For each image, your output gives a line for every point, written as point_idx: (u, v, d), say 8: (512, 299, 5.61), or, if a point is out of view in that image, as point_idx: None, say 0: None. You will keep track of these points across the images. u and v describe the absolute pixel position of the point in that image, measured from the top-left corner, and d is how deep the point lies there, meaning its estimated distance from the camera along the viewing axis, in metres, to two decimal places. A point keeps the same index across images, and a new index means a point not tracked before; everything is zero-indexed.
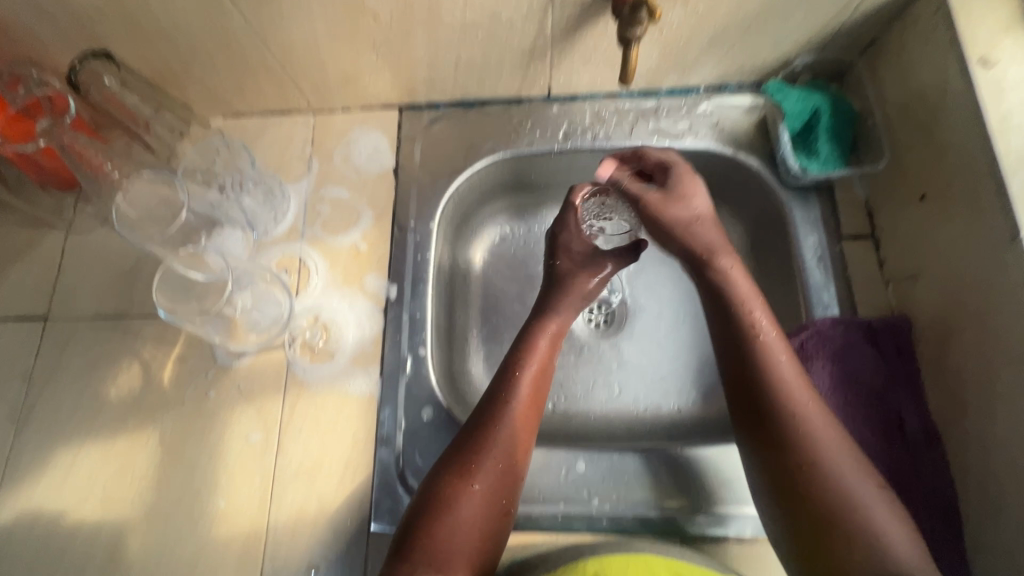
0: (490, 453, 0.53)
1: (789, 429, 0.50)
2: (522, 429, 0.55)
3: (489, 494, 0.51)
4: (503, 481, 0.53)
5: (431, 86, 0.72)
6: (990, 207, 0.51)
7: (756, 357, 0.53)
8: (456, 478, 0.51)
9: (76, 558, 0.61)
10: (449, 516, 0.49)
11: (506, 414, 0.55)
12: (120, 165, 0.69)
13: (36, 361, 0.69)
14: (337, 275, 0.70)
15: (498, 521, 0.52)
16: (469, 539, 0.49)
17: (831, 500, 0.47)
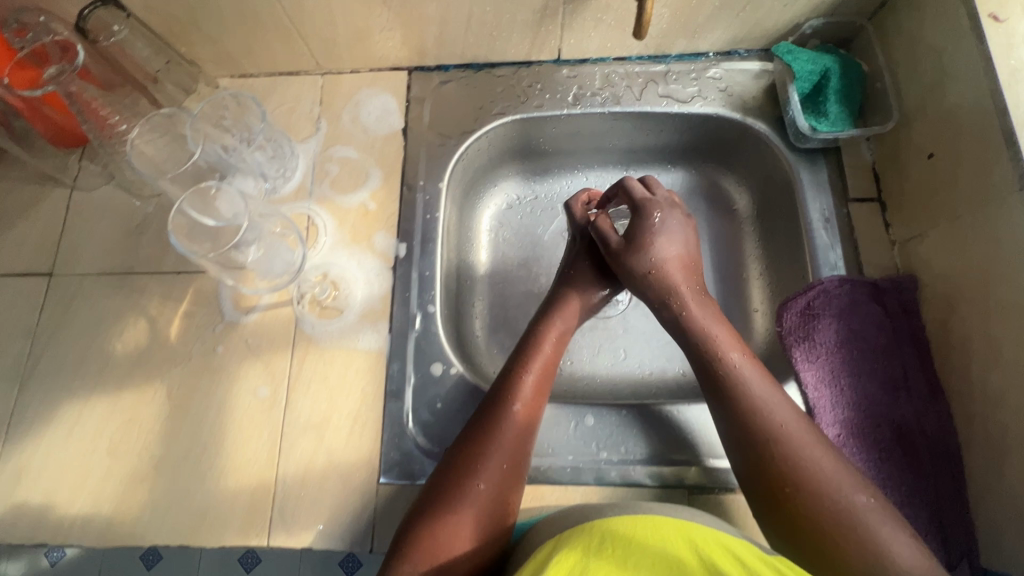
0: (488, 456, 0.52)
1: (769, 446, 0.48)
2: (521, 431, 0.55)
3: (492, 491, 0.51)
4: (502, 484, 0.52)
5: (441, 46, 0.72)
6: (999, 159, 0.52)
7: (728, 379, 0.53)
8: (460, 473, 0.52)
9: (82, 510, 0.61)
10: (449, 510, 0.49)
11: (504, 415, 0.55)
12: (127, 118, 0.68)
13: (41, 316, 0.68)
14: (345, 233, 0.69)
15: (500, 521, 0.51)
16: (466, 537, 0.49)
17: (819, 511, 0.45)
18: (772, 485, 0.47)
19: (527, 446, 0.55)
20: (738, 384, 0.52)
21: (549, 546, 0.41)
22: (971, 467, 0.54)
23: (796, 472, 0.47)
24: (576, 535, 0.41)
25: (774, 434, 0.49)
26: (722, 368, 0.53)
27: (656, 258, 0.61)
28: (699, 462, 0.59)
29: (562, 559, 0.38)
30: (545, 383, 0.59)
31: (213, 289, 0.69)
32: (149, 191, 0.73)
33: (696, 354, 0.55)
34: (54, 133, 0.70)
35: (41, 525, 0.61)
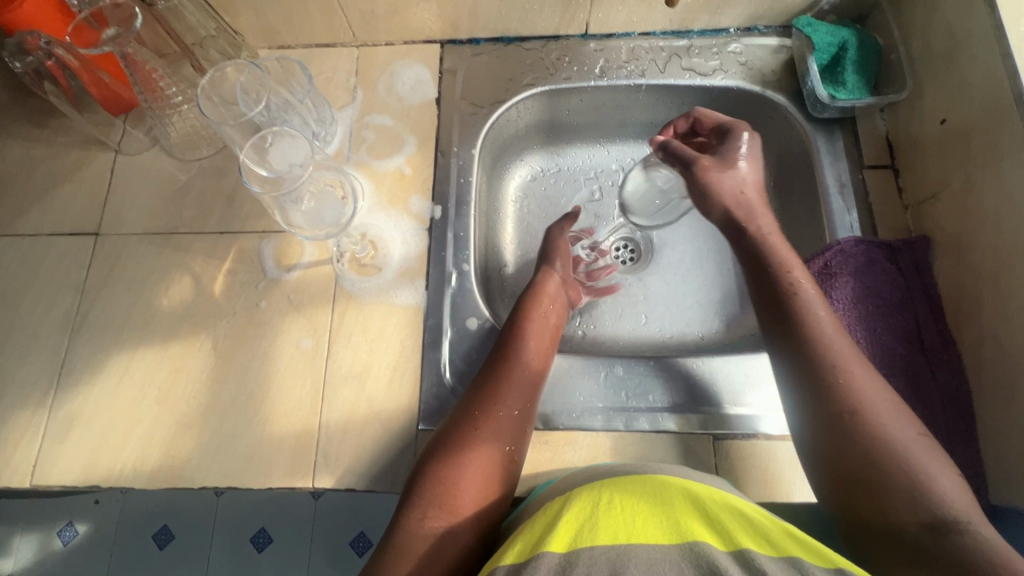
0: (492, 405, 0.57)
1: (828, 374, 0.51)
2: (523, 383, 0.59)
3: (494, 441, 0.55)
4: (507, 431, 0.56)
5: (475, 19, 0.75)
6: (1009, 120, 0.56)
7: (794, 304, 0.56)
8: (462, 428, 0.55)
9: (134, 454, 0.64)
10: (455, 463, 0.53)
11: (508, 368, 0.59)
12: (174, 83, 0.73)
13: (89, 272, 0.71)
14: (382, 196, 0.72)
15: (505, 468, 0.55)
16: (475, 481, 0.53)
17: (872, 437, 0.48)
18: (830, 412, 0.50)
19: (528, 396, 0.59)
20: (806, 315, 0.55)
21: (560, 501, 0.48)
22: (980, 410, 0.57)
23: (854, 399, 0.50)
24: (585, 490, 0.48)
25: (838, 364, 0.52)
26: (793, 301, 0.56)
27: (740, 179, 0.63)
28: (722, 410, 0.63)
29: (570, 513, 0.45)
30: (542, 342, 0.64)
31: (255, 248, 0.71)
32: (191, 155, 0.76)
33: (769, 282, 0.58)
34: (106, 97, 0.72)
35: (93, 468, 0.64)
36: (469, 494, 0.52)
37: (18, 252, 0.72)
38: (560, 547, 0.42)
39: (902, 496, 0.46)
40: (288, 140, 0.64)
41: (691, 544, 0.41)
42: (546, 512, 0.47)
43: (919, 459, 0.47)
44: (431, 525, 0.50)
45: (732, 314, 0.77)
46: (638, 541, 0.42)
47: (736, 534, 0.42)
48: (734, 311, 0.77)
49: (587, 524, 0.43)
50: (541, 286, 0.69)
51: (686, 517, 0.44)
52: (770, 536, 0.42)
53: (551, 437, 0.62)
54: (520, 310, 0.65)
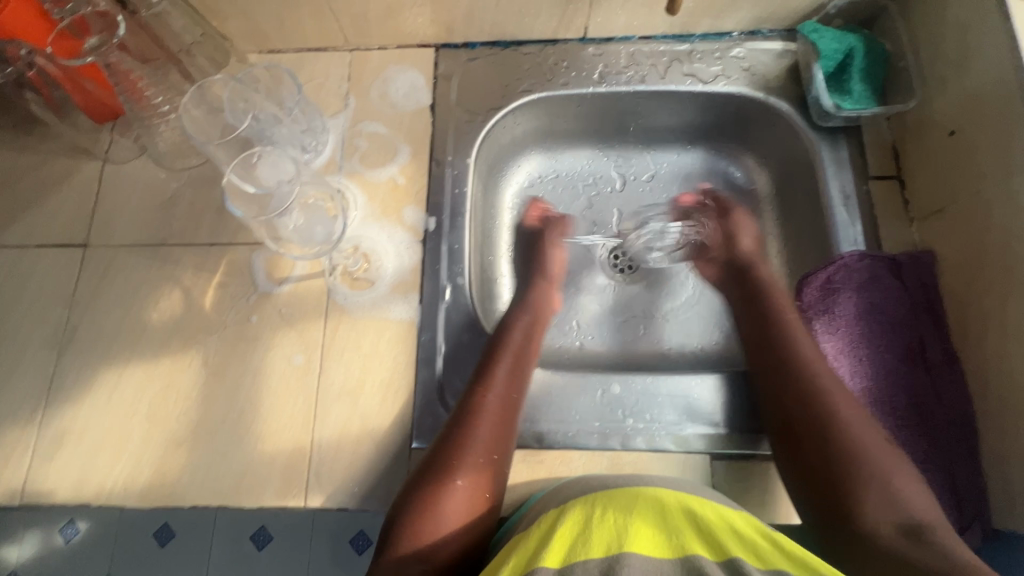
0: (470, 450, 0.53)
1: (805, 380, 0.56)
2: (500, 424, 0.56)
3: (476, 460, 0.53)
4: (486, 478, 0.53)
5: (469, 23, 0.73)
6: (1021, 134, 0.54)
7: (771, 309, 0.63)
8: (443, 448, 0.54)
9: (125, 471, 0.63)
10: (435, 485, 0.51)
11: (483, 409, 0.56)
12: (163, 92, 0.72)
13: (77, 285, 0.70)
14: (375, 207, 0.71)
15: (487, 488, 0.53)
16: (453, 534, 0.50)
17: (849, 440, 0.52)
18: (810, 414, 0.54)
19: (508, 412, 0.57)
20: (789, 333, 0.60)
21: (556, 513, 0.48)
22: (984, 432, 0.56)
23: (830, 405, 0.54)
24: (580, 502, 0.48)
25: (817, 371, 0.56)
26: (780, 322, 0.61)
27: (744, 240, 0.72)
28: (721, 429, 0.62)
29: (565, 525, 0.46)
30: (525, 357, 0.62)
31: (246, 260, 0.70)
32: (180, 164, 0.74)
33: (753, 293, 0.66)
34: (91, 106, 0.70)
35: (84, 485, 0.63)
36: (450, 519, 0.50)
37: (5, 264, 0.71)
38: (556, 559, 0.42)
39: (877, 498, 0.49)
40: (271, 158, 0.62)
41: (685, 558, 0.41)
42: (541, 524, 0.47)
43: (891, 465, 0.50)
44: (409, 550, 0.49)
45: (733, 325, 0.76)
46: (632, 547, 0.42)
47: (729, 546, 0.42)
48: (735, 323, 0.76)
49: (582, 536, 0.44)
50: (532, 301, 0.69)
51: (681, 529, 0.44)
52: (761, 550, 0.43)
53: (546, 456, 0.61)
54: (497, 344, 0.61)
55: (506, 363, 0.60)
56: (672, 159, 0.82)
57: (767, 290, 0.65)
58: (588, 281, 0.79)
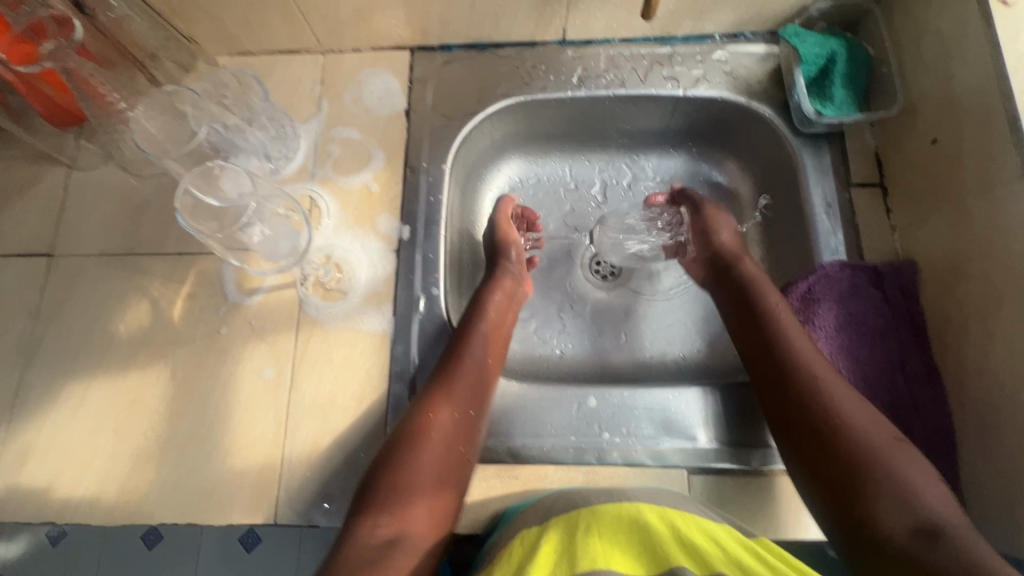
0: (443, 411, 0.55)
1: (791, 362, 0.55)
2: (473, 391, 0.58)
3: (447, 442, 0.54)
4: (458, 440, 0.54)
5: (444, 25, 0.71)
6: (1002, 144, 0.52)
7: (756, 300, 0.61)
8: (416, 431, 0.53)
9: (91, 488, 0.62)
10: (411, 448, 0.52)
11: (460, 372, 0.58)
12: (126, 97, 0.66)
13: (42, 296, 0.68)
14: (348, 215, 0.69)
15: (457, 475, 0.53)
16: (427, 492, 0.50)
17: (856, 442, 0.48)
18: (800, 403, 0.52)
19: (477, 403, 0.58)
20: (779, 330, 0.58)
21: (535, 531, 0.46)
22: (964, 447, 0.55)
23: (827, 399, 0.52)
24: (561, 520, 0.46)
25: (811, 365, 0.54)
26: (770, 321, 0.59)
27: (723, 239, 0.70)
28: (699, 443, 0.61)
29: (545, 544, 0.44)
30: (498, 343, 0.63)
31: (216, 271, 0.68)
32: (148, 172, 0.72)
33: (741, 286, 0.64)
34: (53, 113, 0.68)
35: (48, 502, 0.62)
36: (423, 502, 0.50)
37: None
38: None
39: (889, 502, 0.44)
40: (232, 174, 0.59)
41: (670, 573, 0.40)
42: (520, 542, 0.46)
43: (901, 464, 0.46)
44: (383, 532, 0.47)
45: (715, 334, 0.74)
46: (614, 567, 0.41)
47: (713, 559, 0.41)
48: (718, 331, 0.74)
49: (563, 555, 0.42)
50: (498, 280, 0.67)
51: (663, 544, 0.43)
52: (744, 562, 0.42)
53: (521, 472, 0.60)
54: (475, 310, 0.64)
55: (479, 348, 0.60)
56: (655, 163, 0.81)
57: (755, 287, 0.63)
58: (570, 288, 0.77)
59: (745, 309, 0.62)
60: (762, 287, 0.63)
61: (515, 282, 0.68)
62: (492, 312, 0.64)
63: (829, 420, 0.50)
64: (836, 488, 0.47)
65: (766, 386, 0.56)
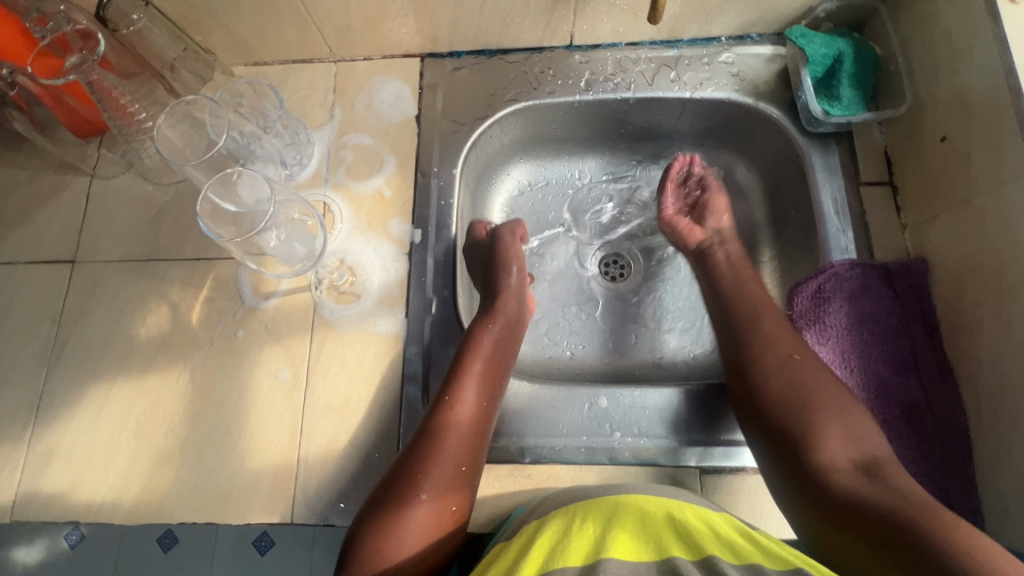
0: (434, 463, 0.52)
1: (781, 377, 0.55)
2: (467, 436, 0.55)
3: (437, 499, 0.51)
4: (449, 489, 0.52)
5: (454, 32, 0.72)
6: (1011, 141, 0.52)
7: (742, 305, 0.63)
8: (403, 487, 0.51)
9: (113, 489, 0.63)
10: (399, 500, 0.50)
11: (451, 418, 0.55)
12: (146, 107, 0.69)
13: (66, 302, 0.70)
14: (361, 219, 0.71)
15: (447, 525, 0.52)
16: (415, 545, 0.49)
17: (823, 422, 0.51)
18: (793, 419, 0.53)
19: (472, 448, 0.55)
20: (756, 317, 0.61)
21: (535, 524, 0.47)
22: (977, 445, 0.55)
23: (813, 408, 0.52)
24: (560, 511, 0.47)
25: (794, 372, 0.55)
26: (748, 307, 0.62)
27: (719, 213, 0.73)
28: (710, 442, 0.61)
29: (545, 534, 0.44)
30: (493, 386, 0.59)
31: (233, 275, 0.70)
32: (167, 179, 0.74)
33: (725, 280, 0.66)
34: (75, 122, 0.71)
35: (73, 502, 0.63)
36: (409, 555, 0.49)
37: None
38: (533, 569, 0.41)
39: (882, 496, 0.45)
40: (249, 179, 0.61)
41: (662, 560, 0.41)
42: (520, 535, 0.46)
43: (863, 433, 0.51)
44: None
45: None
46: (611, 554, 0.41)
47: (704, 543, 0.42)
48: None
49: (561, 544, 0.43)
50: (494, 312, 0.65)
51: (656, 530, 0.44)
52: (736, 547, 0.42)
53: (533, 471, 0.60)
54: (465, 350, 0.60)
55: (473, 391, 0.57)
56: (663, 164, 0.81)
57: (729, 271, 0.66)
58: (580, 291, 0.78)
59: (721, 296, 0.64)
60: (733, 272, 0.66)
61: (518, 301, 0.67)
62: (483, 348, 0.61)
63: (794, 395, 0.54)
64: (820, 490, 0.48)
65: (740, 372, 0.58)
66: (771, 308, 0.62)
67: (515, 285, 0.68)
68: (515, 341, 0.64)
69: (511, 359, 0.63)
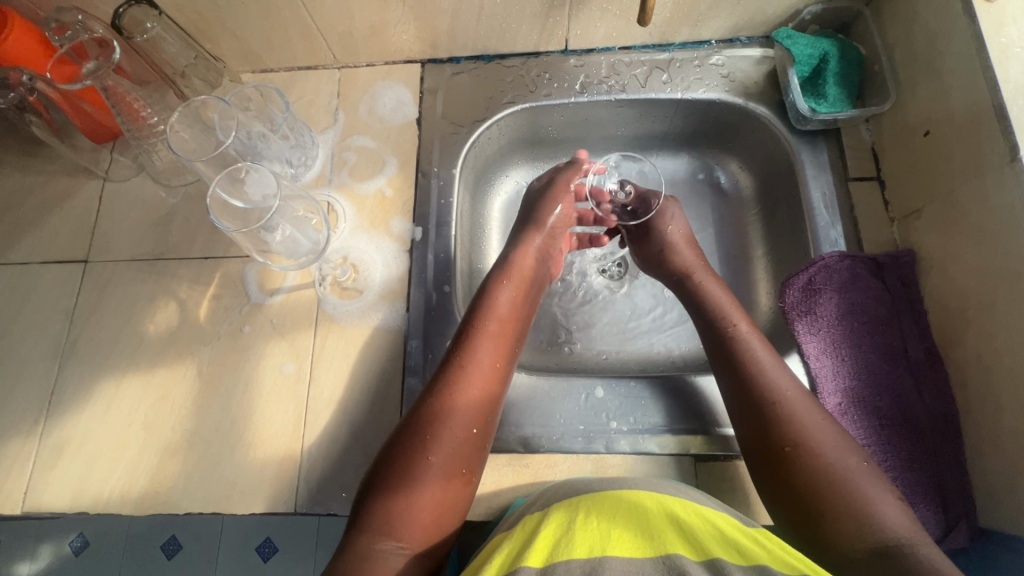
0: (448, 422, 0.54)
1: (763, 404, 0.52)
2: (480, 398, 0.56)
3: (450, 457, 0.53)
4: (461, 451, 0.53)
5: (453, 39, 0.75)
6: (990, 133, 0.54)
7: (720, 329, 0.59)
8: (417, 443, 0.52)
9: (120, 481, 0.65)
10: (412, 457, 0.52)
11: (464, 379, 0.56)
12: (158, 112, 0.72)
13: (78, 300, 0.72)
14: (364, 218, 0.73)
15: (459, 487, 0.53)
16: (427, 505, 0.50)
17: (820, 477, 0.47)
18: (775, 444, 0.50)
19: (484, 413, 0.56)
20: (746, 356, 0.56)
21: (538, 515, 0.46)
22: (967, 431, 0.56)
23: (798, 434, 0.50)
24: (561, 505, 0.46)
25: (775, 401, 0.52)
26: (735, 345, 0.57)
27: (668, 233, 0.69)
28: (706, 431, 0.62)
29: (547, 528, 0.43)
30: (507, 348, 0.61)
31: (239, 272, 0.72)
32: (176, 181, 0.76)
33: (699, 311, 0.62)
34: (90, 127, 0.74)
35: (81, 495, 0.65)
36: (423, 511, 0.50)
37: (11, 280, 0.74)
38: (538, 561, 0.40)
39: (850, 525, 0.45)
40: (255, 176, 0.63)
41: (666, 557, 0.39)
42: (522, 528, 0.45)
43: (861, 481, 0.47)
44: (381, 546, 0.47)
45: None
46: (614, 553, 0.40)
47: (710, 544, 0.41)
48: None
49: (564, 538, 0.42)
50: (513, 271, 0.66)
51: (660, 528, 0.42)
52: (741, 546, 0.41)
53: (532, 460, 0.62)
54: (479, 311, 0.62)
55: (486, 353, 0.59)
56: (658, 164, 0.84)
57: (716, 301, 0.63)
58: (577, 289, 0.80)
59: (706, 327, 0.61)
60: (720, 302, 0.62)
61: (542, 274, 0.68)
62: (499, 307, 0.62)
63: (787, 445, 0.50)
64: (795, 507, 0.48)
65: (736, 417, 0.55)
66: (750, 331, 0.58)
67: (539, 245, 0.69)
68: (532, 304, 0.66)
69: (524, 325, 0.65)
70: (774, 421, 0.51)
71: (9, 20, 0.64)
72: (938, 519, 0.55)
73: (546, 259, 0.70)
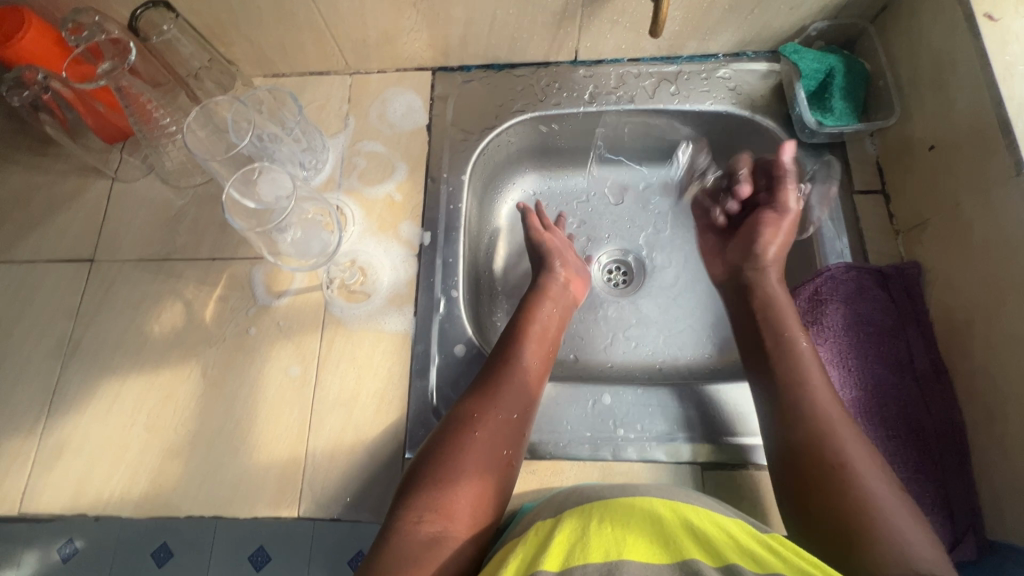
0: (492, 405, 0.56)
1: (807, 404, 0.54)
2: (523, 387, 0.59)
3: (491, 442, 0.54)
4: (503, 436, 0.55)
5: (465, 47, 0.76)
6: (996, 148, 0.55)
7: (773, 323, 0.61)
8: (459, 429, 0.54)
9: (120, 482, 0.64)
10: (457, 440, 0.53)
11: (508, 368, 0.59)
12: (170, 114, 0.74)
13: (82, 299, 0.72)
14: (373, 222, 0.73)
15: (500, 473, 0.53)
16: (473, 487, 0.51)
17: (856, 502, 0.47)
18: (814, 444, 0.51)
19: (525, 402, 0.58)
20: (793, 361, 0.57)
21: (551, 521, 0.46)
22: (975, 444, 0.56)
23: (839, 444, 0.51)
24: (575, 511, 0.45)
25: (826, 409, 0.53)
26: (787, 353, 0.58)
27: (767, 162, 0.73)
28: (713, 440, 0.62)
29: (561, 533, 0.43)
30: (541, 345, 0.64)
31: (246, 274, 0.72)
32: (185, 183, 0.77)
33: (757, 314, 0.64)
34: (100, 125, 0.74)
35: (80, 496, 0.64)
36: (466, 497, 0.50)
37: (15, 277, 0.73)
38: (554, 566, 0.40)
39: (888, 543, 0.44)
40: (270, 177, 0.65)
41: (684, 563, 0.39)
42: (535, 534, 0.45)
43: (891, 510, 0.46)
44: (427, 529, 0.48)
45: (724, 337, 0.76)
46: (632, 559, 0.40)
47: (728, 552, 0.40)
48: (727, 334, 0.76)
49: (580, 545, 0.41)
50: (543, 289, 0.69)
51: (675, 535, 0.42)
52: (759, 555, 0.40)
53: (538, 467, 0.61)
54: (522, 315, 0.66)
55: (526, 350, 0.62)
56: (661, 174, 0.85)
57: (774, 302, 0.63)
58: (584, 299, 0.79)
59: (761, 327, 0.62)
60: (779, 309, 0.62)
61: (561, 289, 0.70)
62: (538, 314, 0.66)
63: (835, 463, 0.49)
64: (823, 519, 0.48)
65: (776, 422, 0.55)
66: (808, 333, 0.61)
67: (560, 279, 0.71)
68: (563, 318, 0.69)
69: (558, 333, 0.67)
70: (818, 427, 0.52)
71: (26, 19, 0.65)
72: (948, 533, 0.54)
73: (570, 282, 0.72)
